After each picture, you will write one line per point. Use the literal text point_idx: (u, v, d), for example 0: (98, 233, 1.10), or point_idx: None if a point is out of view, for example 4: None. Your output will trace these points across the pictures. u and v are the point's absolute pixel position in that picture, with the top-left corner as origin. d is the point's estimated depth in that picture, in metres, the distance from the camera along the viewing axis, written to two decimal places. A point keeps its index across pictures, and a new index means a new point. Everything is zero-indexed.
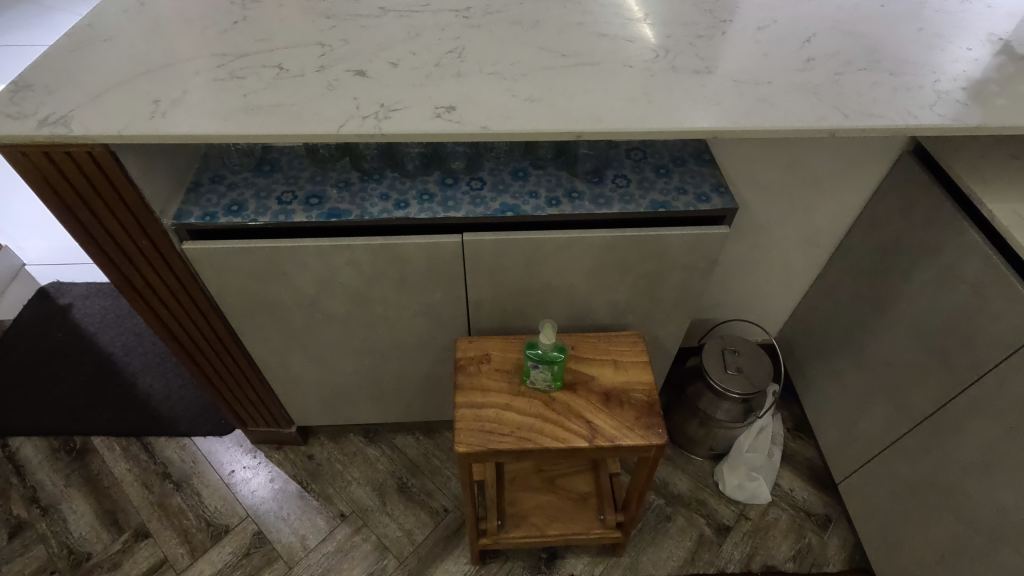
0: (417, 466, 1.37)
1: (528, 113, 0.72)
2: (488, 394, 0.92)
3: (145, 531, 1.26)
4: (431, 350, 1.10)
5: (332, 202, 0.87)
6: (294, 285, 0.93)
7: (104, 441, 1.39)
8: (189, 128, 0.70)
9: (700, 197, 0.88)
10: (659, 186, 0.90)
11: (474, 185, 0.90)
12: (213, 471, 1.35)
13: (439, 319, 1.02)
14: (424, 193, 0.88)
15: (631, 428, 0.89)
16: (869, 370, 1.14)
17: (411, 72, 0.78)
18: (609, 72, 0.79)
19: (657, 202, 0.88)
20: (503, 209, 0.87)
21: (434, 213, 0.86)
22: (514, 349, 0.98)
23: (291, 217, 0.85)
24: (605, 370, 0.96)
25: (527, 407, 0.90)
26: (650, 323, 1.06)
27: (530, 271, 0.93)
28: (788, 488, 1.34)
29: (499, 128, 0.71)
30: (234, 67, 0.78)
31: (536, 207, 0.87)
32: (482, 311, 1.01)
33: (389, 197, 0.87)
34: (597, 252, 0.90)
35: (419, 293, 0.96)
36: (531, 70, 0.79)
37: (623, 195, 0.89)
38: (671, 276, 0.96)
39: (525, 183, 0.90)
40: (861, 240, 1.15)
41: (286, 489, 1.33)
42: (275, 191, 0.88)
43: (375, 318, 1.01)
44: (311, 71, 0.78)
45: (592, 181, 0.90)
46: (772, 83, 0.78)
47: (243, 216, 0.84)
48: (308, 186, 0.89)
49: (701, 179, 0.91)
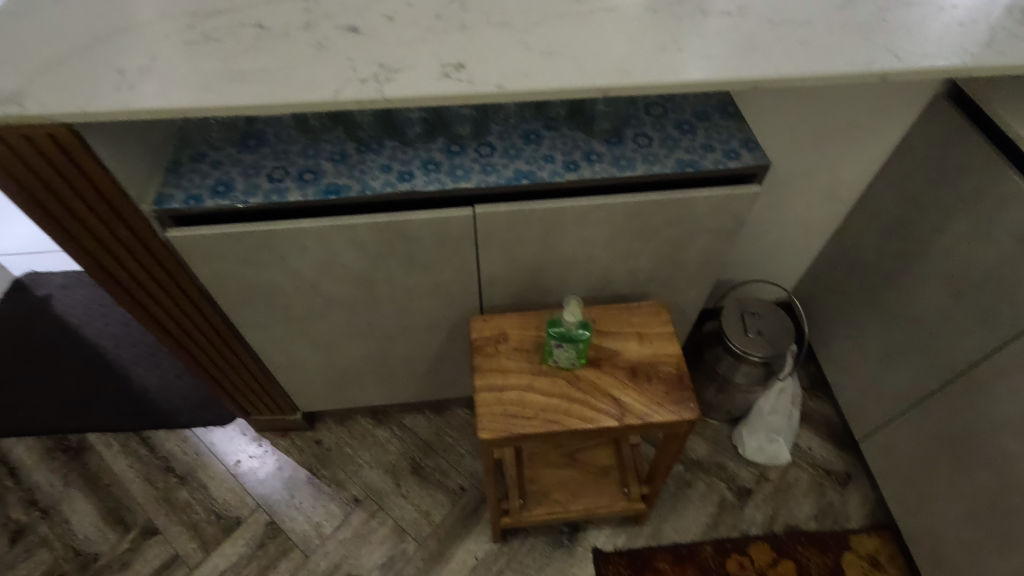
0: (430, 445, 1.33)
1: (548, 69, 0.64)
2: (508, 375, 0.87)
3: (152, 528, 1.22)
4: (441, 329, 1.04)
5: (329, 177, 0.78)
6: (292, 270, 0.85)
7: (101, 438, 1.34)
8: (162, 101, 0.61)
9: (729, 154, 0.81)
10: (684, 143, 0.83)
11: (483, 151, 0.82)
12: (219, 463, 1.30)
13: (449, 297, 0.96)
14: (429, 162, 0.80)
15: (661, 403, 0.84)
16: (894, 326, 1.11)
17: (410, 27, 0.69)
18: (630, 17, 0.71)
19: (683, 161, 0.81)
20: (518, 177, 0.79)
21: (443, 184, 0.78)
22: (532, 326, 0.92)
23: (285, 196, 0.76)
24: (630, 344, 0.90)
25: (550, 388, 0.85)
26: (671, 290, 1.01)
27: (547, 241, 0.87)
28: (807, 447, 1.32)
29: (519, 86, 0.63)
30: (208, 28, 0.69)
31: (553, 173, 0.79)
32: (495, 286, 0.95)
33: (391, 169, 0.79)
34: (620, 217, 0.84)
35: (428, 271, 0.90)
36: (544, 18, 0.70)
37: (645, 155, 0.81)
38: (696, 240, 0.90)
39: (539, 147, 0.82)
40: (886, 192, 1.09)
41: (296, 476, 1.29)
42: (265, 167, 0.79)
43: (381, 299, 0.94)
44: (296, 30, 0.69)
45: (611, 141, 0.83)
46: (812, 23, 0.70)
47: (231, 197, 0.76)
48: (299, 160, 0.80)
49: (728, 135, 0.84)
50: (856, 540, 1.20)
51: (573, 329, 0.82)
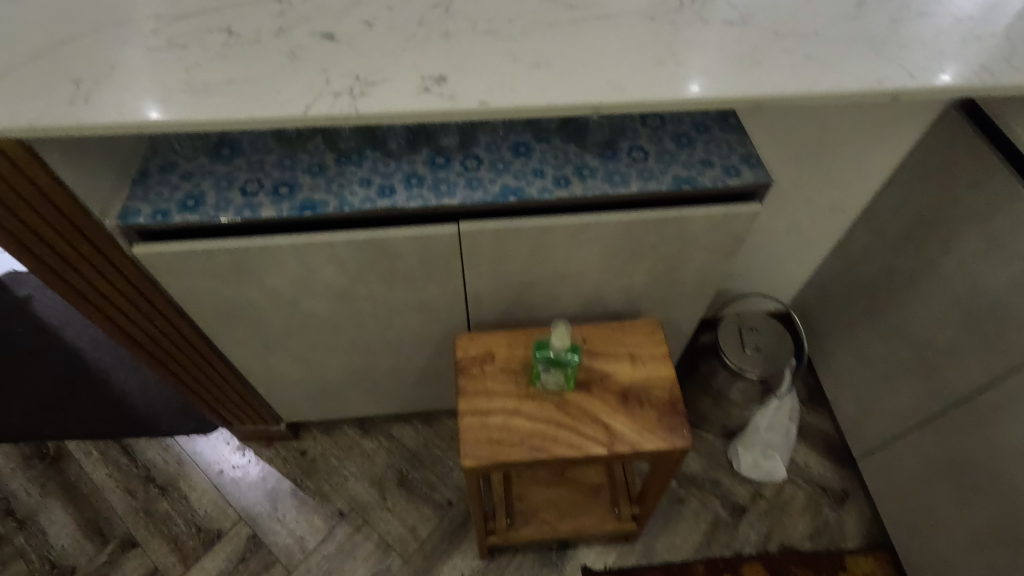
0: (417, 457, 1.29)
1: (536, 84, 0.60)
2: (494, 398, 0.83)
3: (131, 541, 1.19)
4: (427, 343, 1.00)
5: (305, 191, 0.74)
6: (268, 286, 0.81)
7: (80, 445, 1.30)
8: (118, 116, 0.56)
9: (729, 170, 0.77)
10: (681, 157, 0.78)
11: (470, 165, 0.77)
12: (200, 473, 1.27)
13: (434, 312, 0.92)
14: (412, 176, 0.76)
15: (653, 429, 0.81)
16: (897, 345, 1.07)
17: (390, 34, 0.65)
18: (625, 26, 0.66)
19: (680, 177, 0.76)
20: (505, 193, 0.75)
21: (425, 200, 0.74)
22: (520, 345, 0.88)
23: (258, 212, 0.72)
24: (621, 365, 0.87)
25: (538, 412, 0.82)
26: (666, 306, 0.97)
27: (536, 258, 0.83)
28: (804, 464, 1.29)
29: (505, 103, 0.58)
30: (174, 34, 0.64)
31: (542, 189, 0.75)
32: (483, 302, 0.91)
33: (371, 183, 0.75)
34: (613, 235, 0.79)
35: (412, 287, 0.86)
36: (534, 26, 0.66)
37: (640, 170, 0.77)
38: (692, 258, 0.86)
39: (528, 160, 0.78)
40: (892, 205, 1.05)
41: (280, 488, 1.25)
42: (238, 179, 0.75)
43: (363, 314, 0.90)
44: (268, 37, 0.64)
45: (605, 155, 0.78)
46: (819, 35, 0.66)
47: (201, 213, 0.72)
48: (275, 173, 0.76)
49: (728, 149, 0.79)
50: (852, 561, 1.17)
51: (560, 354, 0.78)
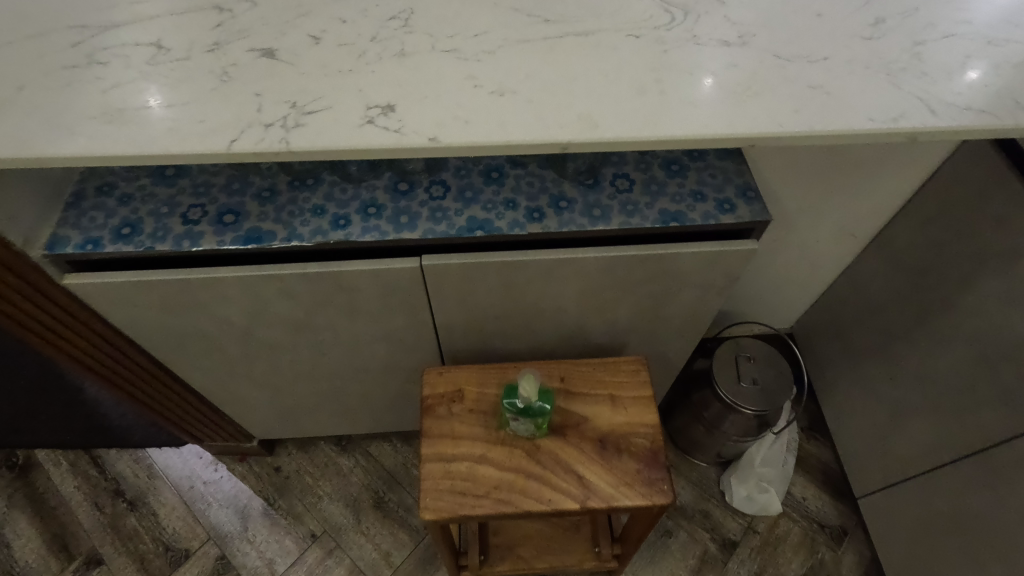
0: (395, 478, 1.24)
1: (497, 115, 0.52)
2: (460, 443, 0.77)
3: (97, 558, 1.15)
4: (398, 371, 0.94)
5: (252, 220, 0.67)
6: (217, 317, 0.75)
7: (49, 455, 1.26)
8: (18, 148, 0.50)
9: (723, 205, 0.69)
10: (671, 188, 0.70)
11: (435, 192, 0.70)
12: (170, 488, 1.23)
13: (402, 342, 0.86)
14: (370, 205, 0.69)
15: (631, 484, 0.74)
16: (906, 383, 0.99)
17: (339, 51, 0.57)
18: (607, 45, 0.58)
19: (668, 212, 0.68)
20: (471, 227, 0.68)
21: (383, 233, 0.67)
22: (492, 383, 0.82)
23: (198, 243, 0.66)
24: (601, 409, 0.80)
25: (506, 460, 0.76)
26: (654, 340, 0.90)
27: (509, 293, 0.76)
28: (801, 497, 1.22)
29: (460, 139, 0.51)
30: (96, 47, 0.57)
31: (513, 223, 0.68)
32: (454, 334, 0.84)
33: (325, 212, 0.68)
34: (592, 272, 0.72)
35: (375, 319, 0.79)
36: (502, 43, 0.58)
37: (624, 203, 0.69)
38: (681, 295, 0.79)
39: (500, 188, 0.70)
40: (908, 233, 0.96)
41: (251, 507, 1.21)
42: (180, 204, 0.69)
43: (325, 344, 0.84)
44: (200, 53, 0.57)
45: (585, 184, 0.71)
46: (829, 60, 0.57)
47: (136, 243, 0.66)
48: (221, 198, 0.69)
49: (723, 180, 0.71)
50: None
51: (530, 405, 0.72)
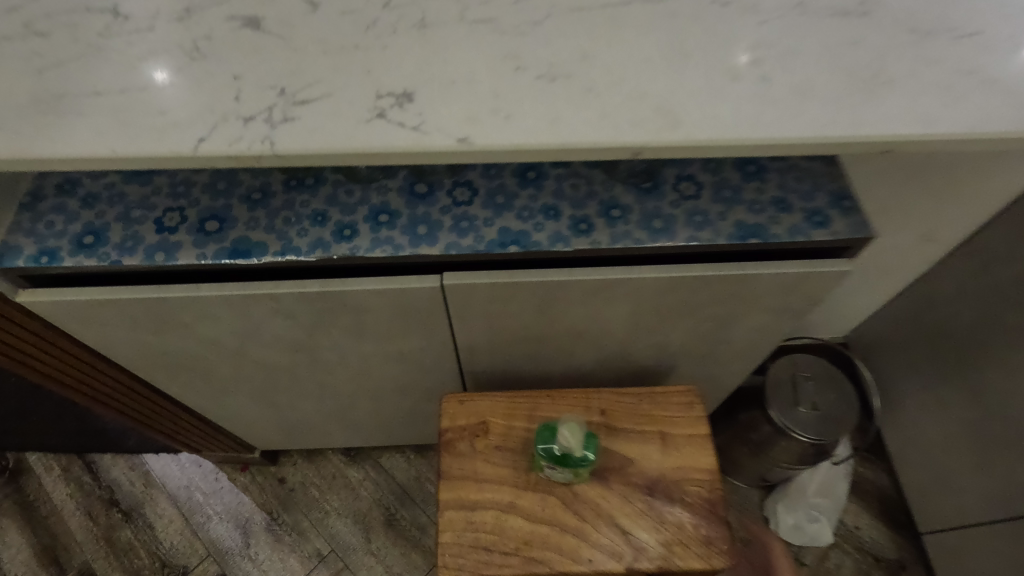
0: (408, 493, 1.15)
1: (547, 108, 0.40)
2: (484, 486, 0.66)
3: (90, 572, 1.08)
4: (412, 390, 0.83)
5: (239, 228, 0.56)
6: (203, 336, 0.64)
7: (41, 459, 1.19)
8: None
9: (813, 216, 0.56)
10: (747, 195, 0.57)
11: (459, 197, 0.58)
12: (168, 498, 1.15)
13: (418, 363, 0.74)
14: (381, 211, 0.57)
15: (686, 543, 0.63)
16: (995, 415, 0.86)
17: (341, 19, 0.44)
18: (689, 13, 0.45)
19: (745, 225, 0.56)
20: (503, 240, 0.55)
21: (396, 247, 0.55)
22: (521, 415, 0.70)
23: (174, 256, 0.54)
24: (649, 449, 0.68)
25: (538, 510, 0.65)
26: (707, 364, 0.78)
27: (544, 315, 0.64)
28: (854, 526, 1.10)
29: (498, 141, 0.39)
30: (35, 14, 0.45)
31: (554, 237, 0.55)
32: (477, 356, 0.73)
33: (327, 220, 0.57)
34: (646, 294, 0.60)
35: (386, 340, 0.68)
36: (549, 10, 0.45)
37: (690, 212, 0.56)
38: (748, 318, 0.66)
39: (538, 191, 0.58)
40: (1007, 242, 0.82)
41: (253, 521, 1.12)
42: (154, 207, 0.57)
43: (329, 364, 0.73)
44: (166, 22, 0.45)
45: (642, 188, 0.58)
46: (984, 35, 0.43)
47: (100, 254, 0.54)
48: (203, 199, 0.58)
49: (812, 185, 0.58)
50: None
51: (570, 456, 0.61)
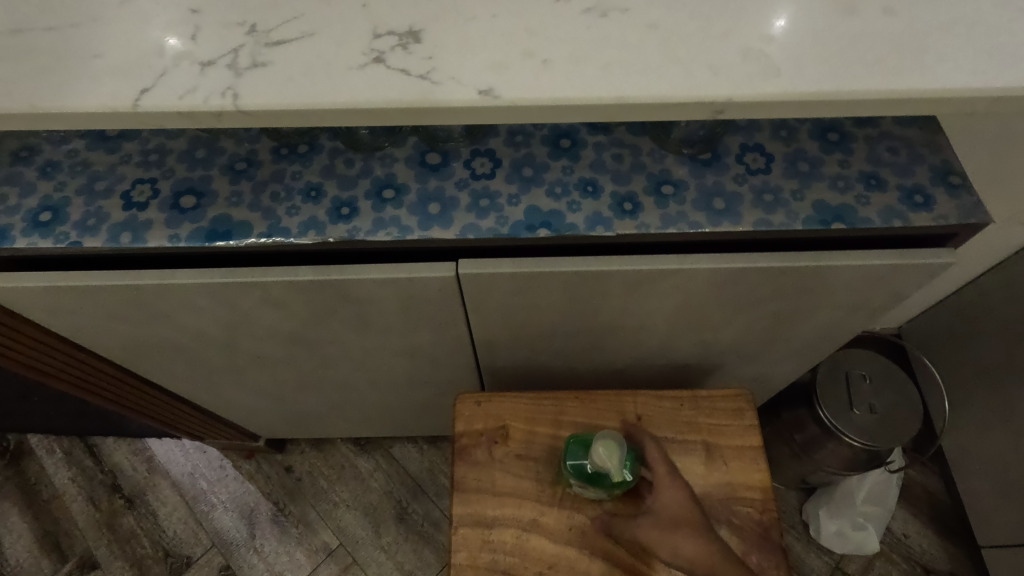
0: (420, 486, 1.08)
1: (598, 50, 0.30)
2: (504, 501, 0.58)
3: (92, 560, 1.04)
4: (423, 385, 0.75)
5: (220, 205, 0.47)
6: (186, 327, 0.57)
7: (42, 441, 1.15)
8: None
9: (911, 196, 0.46)
10: (828, 169, 0.47)
11: (479, 169, 0.48)
12: (171, 485, 1.10)
13: (430, 357, 0.66)
14: (385, 185, 0.48)
15: None
16: None
17: None
18: None
19: (826, 207, 0.46)
20: (530, 222, 0.46)
21: (404, 228, 0.46)
22: (546, 419, 0.62)
23: (143, 237, 0.46)
24: (693, 463, 0.60)
25: (565, 529, 0.57)
26: (757, 363, 0.68)
27: (576, 309, 0.55)
28: (902, 534, 1.01)
29: (534, 94, 0.29)
30: None
31: (592, 218, 0.46)
32: (496, 351, 0.64)
33: (322, 195, 0.48)
34: (699, 287, 0.50)
35: (394, 333, 0.60)
36: None
37: (758, 190, 0.46)
38: (815, 316, 0.57)
39: (573, 163, 0.48)
40: None
41: (259, 511, 1.07)
42: (122, 178, 0.49)
43: (331, 357, 0.65)
44: None
45: (698, 160, 0.48)
46: None
47: (58, 234, 0.46)
48: (178, 170, 0.49)
49: (908, 156, 0.47)
50: None
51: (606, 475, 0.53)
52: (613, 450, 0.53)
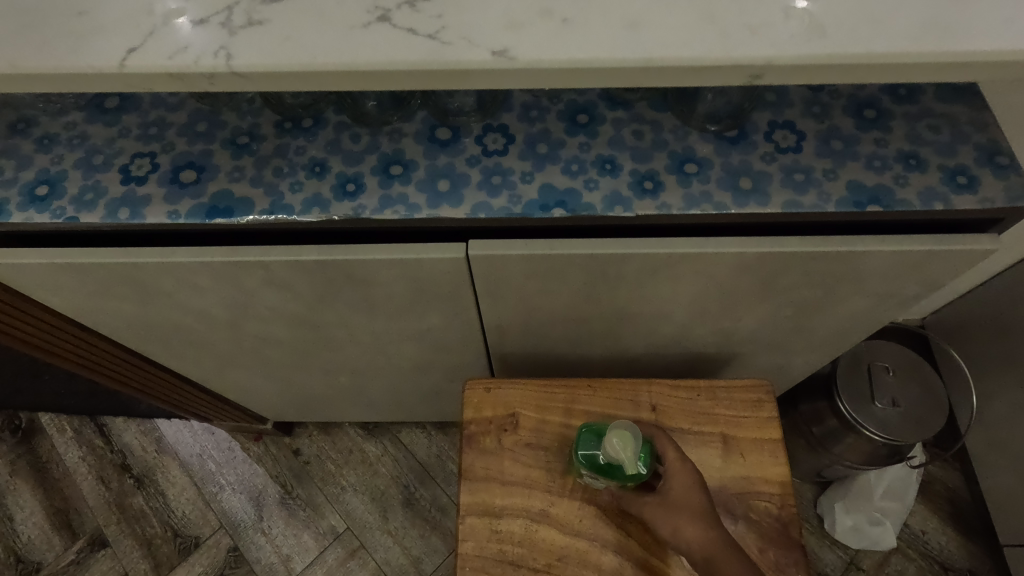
0: (428, 471, 1.08)
1: (623, 7, 0.27)
2: (513, 491, 0.57)
3: (101, 539, 1.05)
4: (432, 370, 0.74)
5: (221, 181, 0.45)
6: (189, 307, 0.55)
7: (53, 420, 1.15)
8: None
9: (955, 178, 0.43)
10: (866, 149, 0.44)
11: (491, 145, 0.46)
12: (180, 466, 1.10)
13: (438, 342, 0.64)
14: (393, 161, 0.46)
15: None
16: None
17: None
18: None
19: (861, 188, 0.43)
20: (546, 201, 0.44)
21: (412, 206, 0.44)
22: (558, 408, 0.60)
23: (141, 213, 0.44)
24: (709, 455, 0.58)
25: (575, 520, 0.56)
26: (778, 353, 0.66)
27: (591, 294, 0.53)
28: (921, 531, 0.98)
29: (554, 54, 0.27)
30: None
31: (611, 198, 0.43)
32: (507, 337, 0.62)
33: (326, 171, 0.46)
34: (723, 273, 0.48)
35: (402, 316, 0.58)
36: None
37: (789, 170, 0.44)
38: (843, 304, 0.54)
39: (591, 140, 0.46)
40: None
41: (266, 494, 1.07)
42: (121, 152, 0.47)
43: (337, 340, 0.64)
44: None
45: (725, 137, 0.45)
46: None
47: (55, 209, 0.45)
48: (179, 143, 0.47)
49: (952, 136, 0.44)
50: None
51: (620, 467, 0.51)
52: (626, 441, 0.51)
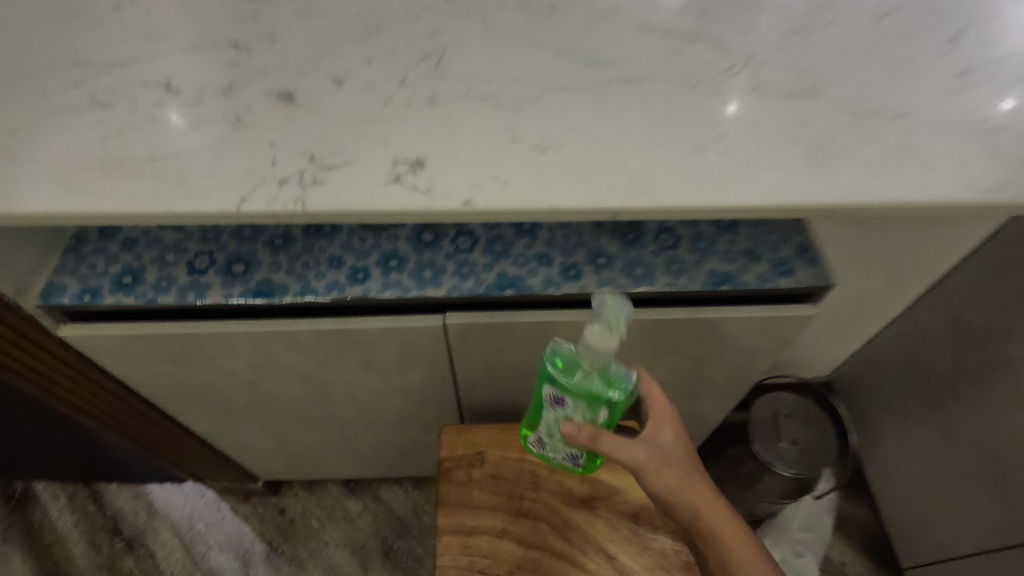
0: (405, 524, 1.18)
1: (539, 176, 0.46)
2: (479, 514, 0.71)
3: None
4: (413, 422, 0.88)
5: (263, 272, 0.62)
6: (222, 369, 0.70)
7: (48, 487, 1.22)
8: (4, 200, 0.45)
9: (779, 267, 0.63)
10: (720, 247, 0.64)
11: (461, 245, 0.64)
12: (170, 529, 1.17)
13: (419, 396, 0.80)
14: (391, 256, 0.63)
15: (668, 569, 0.68)
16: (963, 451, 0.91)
17: (363, 95, 0.52)
18: (662, 94, 0.52)
19: (717, 273, 0.62)
20: (500, 284, 0.62)
21: (405, 289, 0.61)
22: (516, 446, 0.75)
23: (204, 295, 0.60)
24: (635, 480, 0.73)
25: (530, 534, 0.69)
26: (691, 400, 0.83)
27: (538, 353, 0.69)
28: (840, 562, 1.13)
29: (499, 204, 0.45)
30: (100, 87, 0.53)
31: (546, 281, 0.62)
32: (475, 390, 0.78)
33: (342, 264, 0.63)
34: (631, 335, 0.66)
35: (391, 374, 0.73)
36: (543, 89, 0.52)
37: (669, 262, 0.63)
38: (726, 358, 0.72)
39: (533, 241, 0.65)
40: (967, 290, 0.88)
41: (253, 551, 1.15)
42: (187, 251, 0.63)
43: (337, 396, 0.78)
44: (214, 95, 0.52)
45: (626, 239, 0.65)
46: (911, 116, 0.51)
47: (137, 293, 0.60)
48: (230, 244, 0.64)
49: (779, 238, 0.65)
50: None
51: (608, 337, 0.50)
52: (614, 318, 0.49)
